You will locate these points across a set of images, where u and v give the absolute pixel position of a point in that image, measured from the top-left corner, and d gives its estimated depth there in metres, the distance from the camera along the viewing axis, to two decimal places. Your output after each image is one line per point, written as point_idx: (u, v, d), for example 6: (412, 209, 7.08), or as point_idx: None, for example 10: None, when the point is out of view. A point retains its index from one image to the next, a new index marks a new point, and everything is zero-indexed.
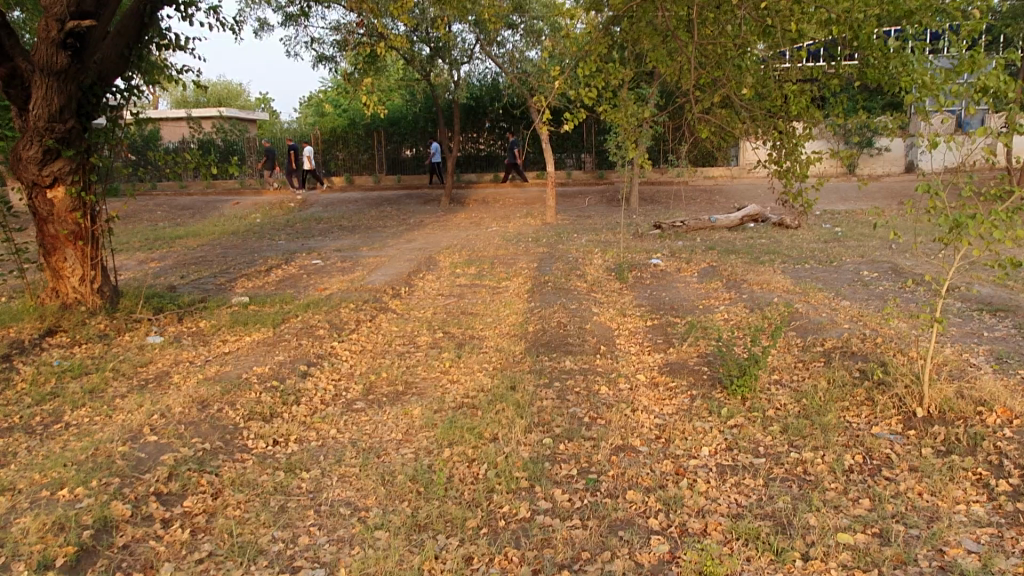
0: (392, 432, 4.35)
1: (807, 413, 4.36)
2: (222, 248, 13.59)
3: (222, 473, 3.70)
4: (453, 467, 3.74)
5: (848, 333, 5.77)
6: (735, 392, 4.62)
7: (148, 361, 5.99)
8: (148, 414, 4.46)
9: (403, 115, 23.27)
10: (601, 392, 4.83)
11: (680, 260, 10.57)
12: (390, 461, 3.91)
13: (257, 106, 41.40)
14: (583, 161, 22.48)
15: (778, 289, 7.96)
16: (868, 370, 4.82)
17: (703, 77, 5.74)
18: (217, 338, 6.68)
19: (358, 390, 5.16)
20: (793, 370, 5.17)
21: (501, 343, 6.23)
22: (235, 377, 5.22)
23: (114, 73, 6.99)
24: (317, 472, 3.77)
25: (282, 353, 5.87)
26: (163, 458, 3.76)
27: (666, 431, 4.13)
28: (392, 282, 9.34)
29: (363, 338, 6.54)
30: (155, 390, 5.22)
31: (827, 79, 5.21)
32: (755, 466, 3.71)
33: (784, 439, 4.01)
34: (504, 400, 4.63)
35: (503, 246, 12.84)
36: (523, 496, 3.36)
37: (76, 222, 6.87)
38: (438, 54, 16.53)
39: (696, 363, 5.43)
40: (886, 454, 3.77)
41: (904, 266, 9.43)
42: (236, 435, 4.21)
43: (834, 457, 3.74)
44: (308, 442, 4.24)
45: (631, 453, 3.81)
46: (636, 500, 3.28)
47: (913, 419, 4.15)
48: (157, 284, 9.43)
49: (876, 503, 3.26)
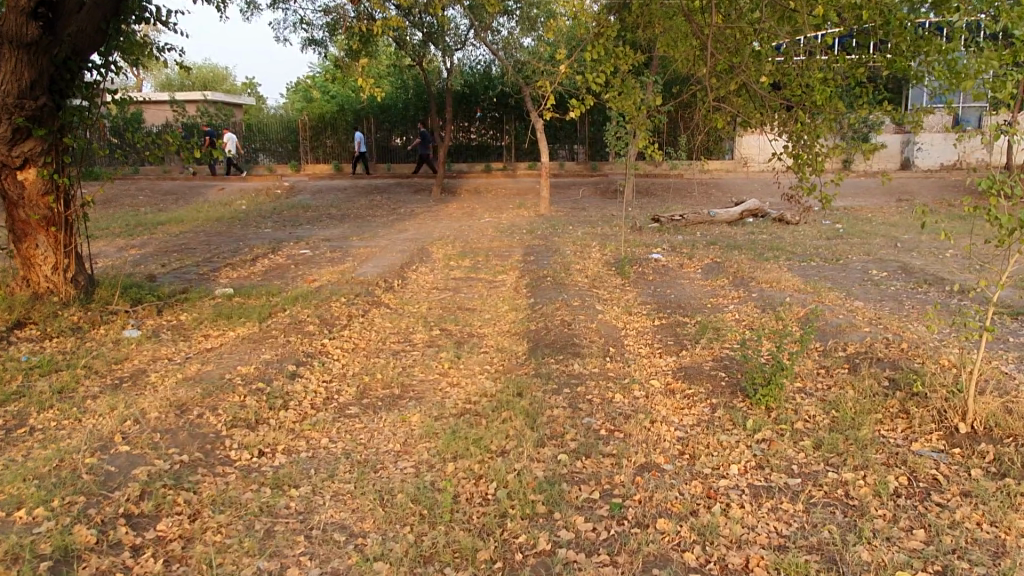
0: (388, 442, 3.98)
1: (840, 427, 4.03)
2: (206, 236, 13.13)
3: (202, 490, 3.32)
4: (459, 485, 3.39)
5: (871, 337, 5.45)
6: (759, 403, 4.31)
7: (123, 358, 5.56)
8: (120, 419, 4.05)
9: (394, 102, 22.68)
10: (616, 400, 4.47)
11: (682, 255, 10.24)
12: (388, 476, 3.56)
13: (243, 91, 40.68)
14: (576, 152, 22.12)
15: (789, 288, 7.63)
16: (900, 380, 4.50)
17: (720, 63, 5.34)
18: (198, 333, 6.27)
19: (352, 394, 4.78)
20: (816, 377, 4.86)
21: (503, 343, 5.86)
22: (217, 377, 4.82)
23: (90, 48, 6.43)
24: (308, 490, 3.40)
25: (268, 351, 5.47)
26: (135, 473, 3.36)
27: (689, 445, 3.79)
28: (384, 274, 8.93)
29: (355, 335, 6.14)
30: (130, 391, 4.80)
31: (852, 69, 4.60)
32: (792, 489, 3.37)
33: (819, 457, 3.68)
34: (511, 407, 4.27)
35: (497, 238, 12.46)
36: (541, 524, 3.00)
37: (49, 206, 6.44)
38: (430, 39, 16.00)
39: (712, 367, 5.10)
40: (932, 476, 3.45)
41: (914, 266, 9.13)
42: (218, 445, 3.82)
43: (877, 478, 3.42)
44: (298, 452, 3.86)
45: (655, 472, 3.47)
46: (669, 530, 2.93)
47: (956, 435, 3.84)
48: (136, 274, 8.96)
49: (933, 535, 2.95)
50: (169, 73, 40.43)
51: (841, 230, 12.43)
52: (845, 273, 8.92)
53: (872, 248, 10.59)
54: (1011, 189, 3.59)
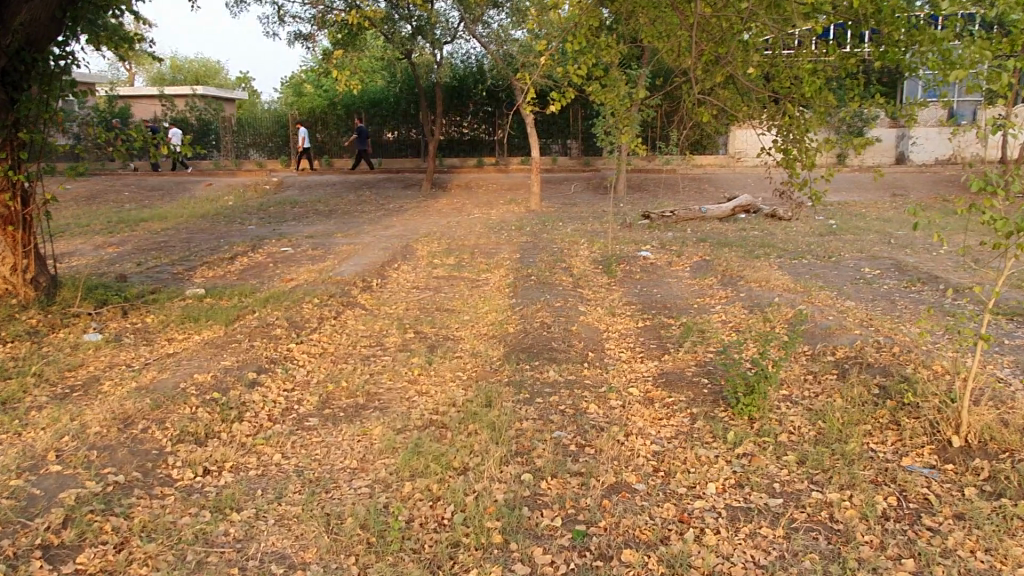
0: (345, 459, 3.73)
1: (826, 440, 3.79)
2: (188, 233, 12.86)
3: (133, 515, 3.07)
4: (413, 509, 3.14)
5: (861, 341, 5.21)
6: (741, 413, 4.06)
7: (78, 364, 5.29)
8: (58, 434, 3.80)
9: (385, 96, 22.35)
10: (589, 411, 4.22)
11: (670, 253, 10.00)
12: (340, 498, 3.30)
13: (237, 86, 40.52)
14: (569, 146, 21.83)
15: (779, 287, 7.39)
16: (891, 389, 4.27)
17: (705, 53, 5.03)
18: (162, 337, 6.01)
19: (314, 403, 4.52)
20: (804, 385, 4.62)
21: (478, 347, 5.60)
22: (171, 386, 4.56)
23: (48, 38, 6.15)
24: (250, 514, 3.14)
25: (229, 357, 5.20)
26: (62, 497, 3.11)
27: (664, 462, 3.55)
28: (363, 273, 8.68)
29: (325, 339, 5.89)
30: (78, 400, 4.54)
31: (843, 60, 4.32)
32: (773, 511, 3.12)
33: (803, 474, 3.43)
34: (478, 419, 4.02)
35: (485, 234, 12.22)
36: (496, 557, 2.76)
37: (5, 204, 6.21)
38: (420, 33, 15.57)
39: (694, 373, 4.85)
40: (924, 496, 3.20)
41: (908, 263, 8.89)
42: (159, 463, 3.57)
43: (864, 498, 3.17)
44: (246, 470, 3.61)
45: (625, 493, 3.22)
46: (634, 563, 2.70)
47: (948, 449, 3.59)
48: (107, 273, 8.69)
49: (922, 566, 2.71)
50: (161, 67, 40.09)
51: (835, 226, 12.18)
52: (837, 271, 8.70)
53: (865, 245, 10.36)
54: (1009, 188, 3.33)
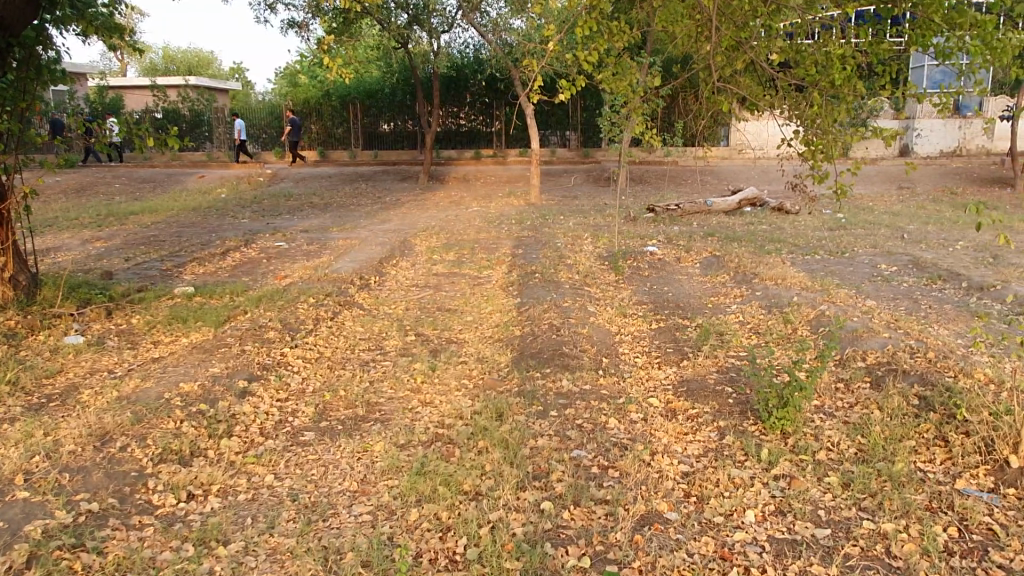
0: (343, 480, 3.39)
1: (868, 458, 3.48)
2: (179, 227, 12.49)
3: (107, 551, 2.74)
4: (421, 542, 2.82)
5: (892, 345, 4.89)
6: (774, 427, 3.73)
7: (57, 371, 4.93)
8: (28, 454, 3.44)
9: (380, 87, 21.89)
10: (608, 425, 3.90)
11: (678, 248, 9.70)
12: (340, 528, 2.97)
13: (231, 77, 40.00)
14: (568, 138, 21.44)
15: (796, 286, 7.07)
16: (934, 400, 3.94)
17: (726, 38, 4.48)
18: (148, 340, 5.65)
19: (308, 416, 4.18)
20: (836, 395, 4.29)
21: (484, 352, 5.27)
22: (153, 397, 4.19)
23: (23, 21, 5.63)
24: (240, 547, 2.82)
25: (217, 364, 4.84)
26: (28, 531, 2.79)
27: (695, 485, 3.23)
28: (360, 269, 8.35)
29: (321, 342, 5.54)
30: (54, 412, 4.19)
31: (875, 45, 3.92)
32: (822, 544, 2.80)
33: (849, 500, 3.11)
34: (488, 435, 3.70)
35: (485, 229, 11.88)
36: None
37: None
38: (416, 22, 15.15)
39: (717, 381, 4.53)
40: (988, 526, 2.89)
41: (925, 260, 8.58)
42: (139, 488, 3.24)
43: (922, 530, 2.86)
44: (235, 495, 3.27)
45: (658, 526, 2.90)
46: None
47: (1007, 471, 3.27)
48: (93, 270, 8.34)
49: None
50: (154, 57, 39.58)
51: (844, 220, 11.86)
52: (852, 268, 8.38)
53: (878, 240, 10.06)
54: None
